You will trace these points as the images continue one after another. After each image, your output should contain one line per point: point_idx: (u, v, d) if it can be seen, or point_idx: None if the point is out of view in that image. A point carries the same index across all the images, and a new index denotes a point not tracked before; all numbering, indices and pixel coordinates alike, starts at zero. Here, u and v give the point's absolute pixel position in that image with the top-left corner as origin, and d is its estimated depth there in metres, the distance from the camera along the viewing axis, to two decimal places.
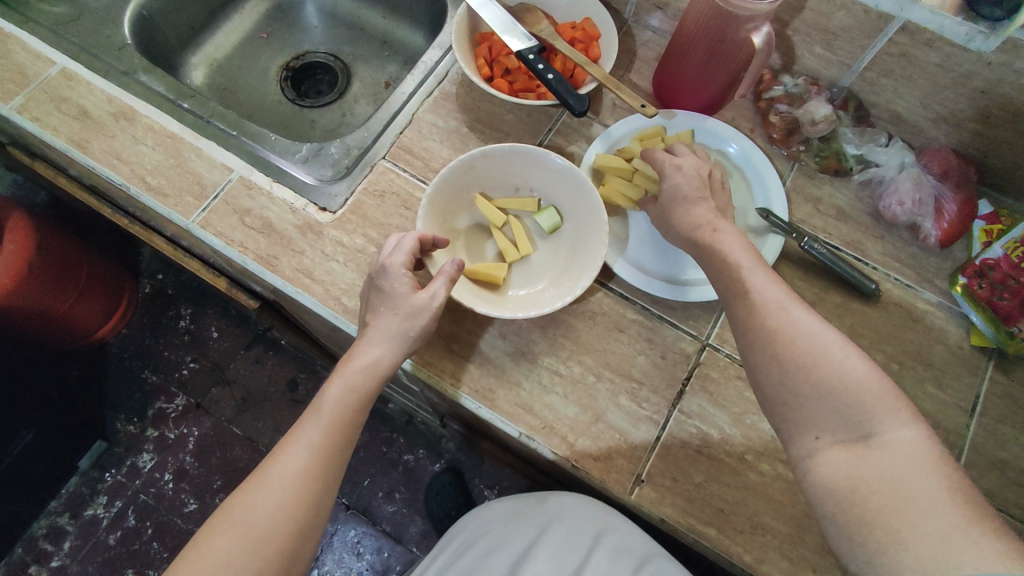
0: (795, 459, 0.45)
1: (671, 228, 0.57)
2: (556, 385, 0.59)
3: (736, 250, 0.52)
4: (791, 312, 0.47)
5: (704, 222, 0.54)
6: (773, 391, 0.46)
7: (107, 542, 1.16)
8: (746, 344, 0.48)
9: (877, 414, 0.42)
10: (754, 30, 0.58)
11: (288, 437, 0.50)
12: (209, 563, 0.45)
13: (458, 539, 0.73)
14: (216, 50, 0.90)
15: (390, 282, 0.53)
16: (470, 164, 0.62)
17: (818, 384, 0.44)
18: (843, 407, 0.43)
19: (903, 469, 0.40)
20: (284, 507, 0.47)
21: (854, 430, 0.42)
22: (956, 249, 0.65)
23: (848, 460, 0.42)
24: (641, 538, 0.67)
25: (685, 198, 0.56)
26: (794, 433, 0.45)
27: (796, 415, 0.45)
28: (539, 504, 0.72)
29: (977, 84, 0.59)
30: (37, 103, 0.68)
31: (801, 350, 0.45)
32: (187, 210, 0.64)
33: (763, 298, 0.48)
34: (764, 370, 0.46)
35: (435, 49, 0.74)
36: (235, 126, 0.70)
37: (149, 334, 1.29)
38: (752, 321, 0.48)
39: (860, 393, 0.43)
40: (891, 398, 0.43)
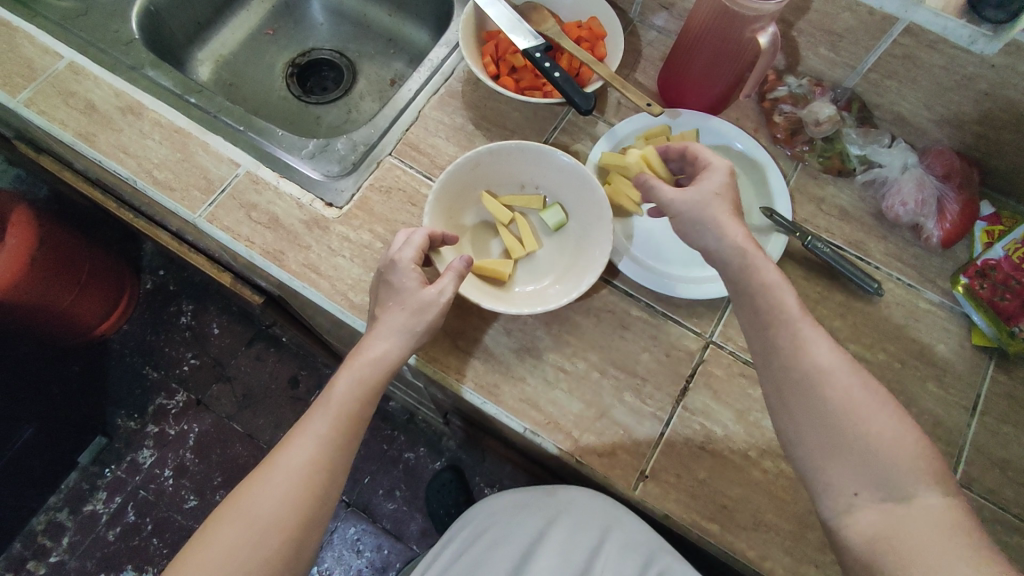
0: (826, 511, 0.45)
1: (705, 227, 0.52)
2: (561, 381, 0.59)
3: (777, 281, 0.50)
4: (832, 358, 0.46)
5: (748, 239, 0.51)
6: (809, 438, 0.45)
7: (107, 537, 1.16)
8: (781, 389, 0.47)
9: (915, 477, 0.42)
10: (761, 30, 0.58)
11: (296, 429, 0.51)
12: (216, 553, 0.45)
13: (465, 531, 0.73)
14: (222, 46, 0.90)
15: (399, 277, 0.53)
16: (477, 161, 0.62)
17: (858, 439, 0.44)
18: (882, 466, 0.43)
19: (944, 535, 0.40)
20: (291, 499, 0.47)
21: (894, 491, 0.42)
22: (958, 249, 0.66)
23: (888, 520, 0.42)
24: (648, 534, 0.67)
25: (732, 203, 0.53)
26: (830, 486, 0.44)
27: (832, 468, 0.44)
28: (547, 496, 0.71)
29: (981, 86, 0.60)
30: (44, 97, 0.68)
31: (843, 403, 0.45)
32: (194, 204, 0.65)
33: (804, 342, 0.47)
34: (799, 413, 0.46)
35: (442, 47, 0.75)
36: (242, 121, 0.70)
37: (150, 330, 1.29)
38: (790, 360, 0.47)
39: (898, 452, 0.43)
40: (926, 460, 0.43)
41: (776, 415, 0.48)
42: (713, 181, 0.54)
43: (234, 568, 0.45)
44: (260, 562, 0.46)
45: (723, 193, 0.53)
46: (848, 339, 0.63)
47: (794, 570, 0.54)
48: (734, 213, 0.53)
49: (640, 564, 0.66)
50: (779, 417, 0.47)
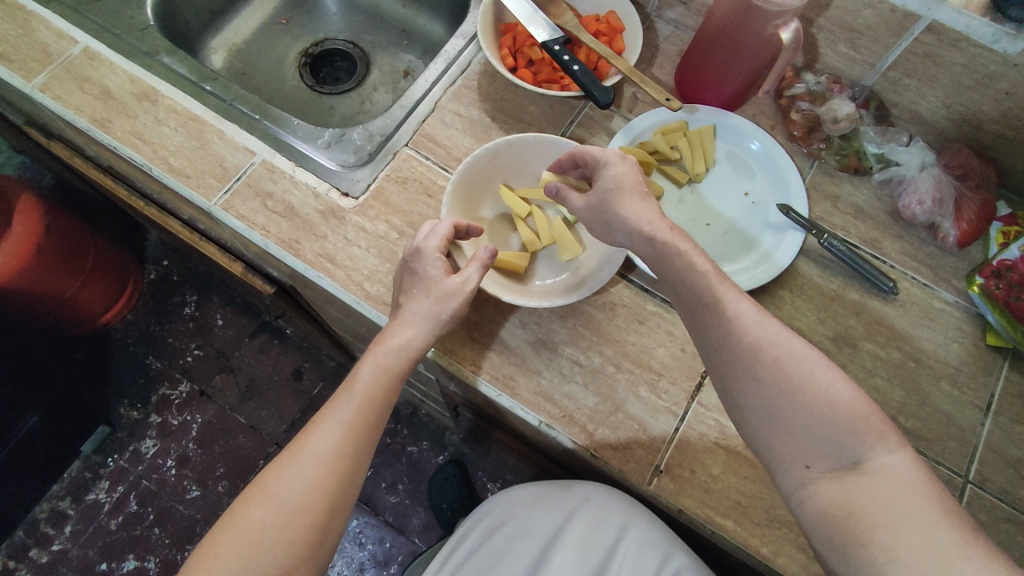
0: (786, 490, 0.45)
1: (612, 222, 0.54)
2: (576, 374, 0.59)
3: (695, 255, 0.50)
4: (767, 330, 0.47)
5: (659, 220, 0.52)
6: (754, 418, 0.46)
7: (109, 526, 1.16)
8: (728, 375, 0.47)
9: (864, 439, 0.43)
10: (783, 26, 0.58)
11: (320, 414, 0.50)
12: (243, 535, 0.46)
13: (484, 522, 0.74)
14: (235, 34, 0.90)
15: (424, 265, 0.53)
16: (495, 152, 0.63)
17: (804, 406, 0.44)
18: (828, 434, 0.43)
19: (895, 494, 0.40)
20: (316, 483, 0.47)
21: (841, 457, 0.43)
22: (973, 249, 0.66)
23: (840, 488, 0.42)
24: (665, 532, 0.67)
25: (630, 189, 0.54)
26: (784, 463, 0.45)
27: (779, 445, 0.45)
28: (564, 491, 0.71)
29: (1002, 85, 0.60)
30: (59, 81, 0.68)
31: (784, 373, 0.45)
32: (209, 192, 0.64)
33: (738, 316, 0.47)
34: (744, 394, 0.47)
35: (458, 39, 0.74)
36: (257, 109, 0.69)
37: (154, 320, 1.29)
38: (728, 339, 0.47)
39: (845, 416, 0.43)
40: (879, 422, 0.43)
41: (728, 402, 0.48)
42: (606, 177, 0.55)
43: (261, 550, 0.45)
44: (287, 546, 0.46)
45: (617, 185, 0.54)
46: (862, 338, 0.63)
47: (807, 567, 0.54)
48: (637, 198, 0.53)
49: (656, 561, 0.65)
50: (728, 402, 0.48)
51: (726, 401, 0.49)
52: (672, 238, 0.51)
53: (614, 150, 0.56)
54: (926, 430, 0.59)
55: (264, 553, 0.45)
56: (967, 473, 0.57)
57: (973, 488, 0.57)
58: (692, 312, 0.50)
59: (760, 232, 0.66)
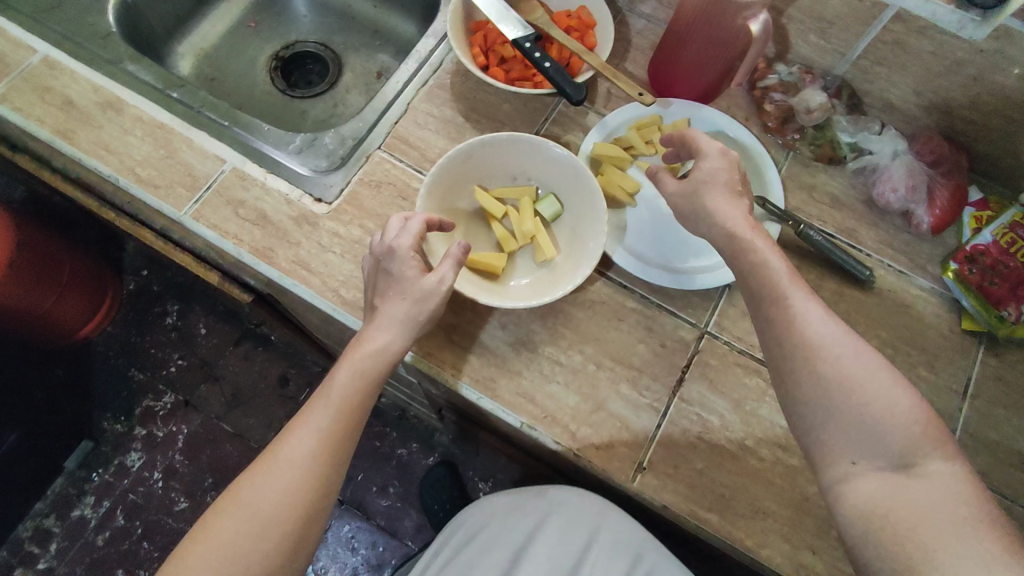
0: (826, 482, 0.44)
1: (696, 217, 0.53)
2: (557, 374, 0.59)
3: (772, 255, 0.48)
4: (834, 332, 0.45)
5: (740, 217, 0.51)
6: (811, 411, 0.44)
7: (96, 542, 1.14)
8: (784, 365, 0.46)
9: (917, 446, 0.42)
10: (753, 17, 0.59)
11: (295, 421, 0.50)
12: (216, 545, 0.45)
13: (456, 536, 0.72)
14: (202, 39, 0.88)
15: (398, 265, 0.53)
16: (469, 153, 0.62)
17: (861, 408, 0.43)
18: (884, 435, 0.42)
19: (942, 500, 0.40)
20: (290, 492, 0.47)
21: (893, 459, 0.42)
22: (948, 235, 0.66)
23: (886, 488, 0.42)
24: (637, 533, 0.68)
25: (720, 188, 0.52)
26: (831, 458, 0.44)
27: (834, 438, 0.44)
28: (537, 497, 0.72)
29: (969, 71, 0.60)
30: (19, 93, 0.66)
31: (845, 374, 0.43)
32: (179, 202, 0.63)
33: (806, 314, 0.45)
34: (803, 386, 0.44)
35: (429, 38, 0.73)
36: (227, 116, 0.68)
37: (135, 332, 1.27)
38: (789, 333, 0.45)
39: (902, 423, 0.43)
40: (933, 432, 0.43)
41: (779, 392, 0.47)
42: (704, 168, 0.54)
43: (234, 561, 0.45)
44: (262, 556, 0.45)
45: (714, 180, 0.53)
46: None
47: (792, 557, 0.54)
48: (721, 195, 0.52)
49: (628, 563, 0.66)
50: (783, 390, 0.46)
51: (778, 391, 0.47)
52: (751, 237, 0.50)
53: (716, 141, 0.55)
54: None
55: (238, 564, 0.45)
56: None
57: None
58: (756, 305, 0.48)
59: None
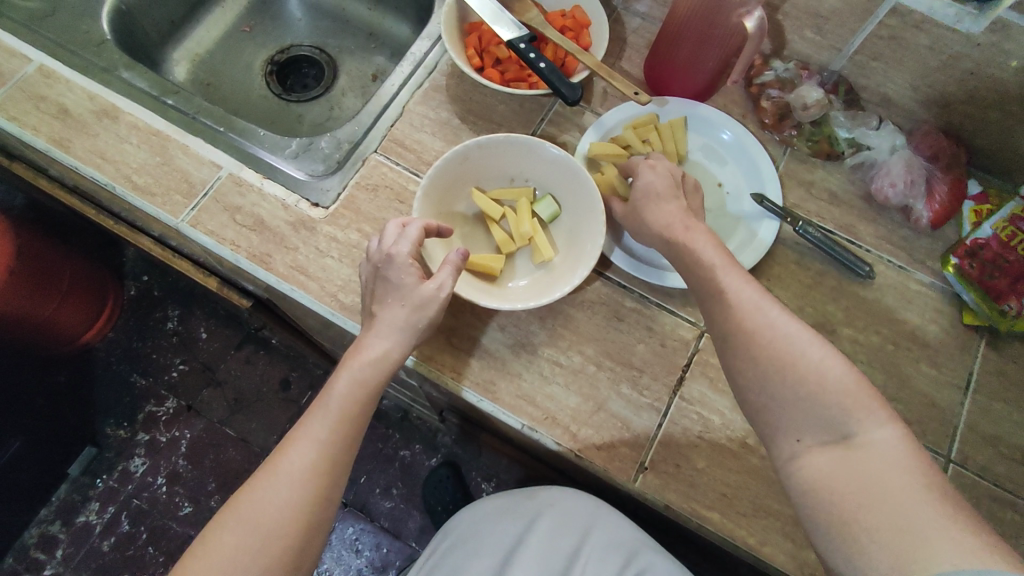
0: (778, 463, 0.46)
1: (642, 227, 0.57)
2: (557, 375, 0.59)
3: (708, 249, 0.52)
4: (767, 312, 0.47)
5: (677, 220, 0.54)
6: (753, 394, 0.46)
7: (102, 548, 1.15)
8: (727, 352, 0.48)
9: (855, 414, 0.43)
10: (748, 15, 0.58)
11: (294, 431, 0.50)
12: (217, 559, 0.45)
13: (449, 539, 0.72)
14: (197, 45, 0.88)
15: (397, 272, 0.53)
16: (465, 155, 0.61)
17: (798, 383, 0.44)
18: (821, 408, 0.43)
19: (880, 469, 0.41)
20: (291, 504, 0.47)
21: (833, 431, 0.43)
22: (947, 229, 0.66)
23: (829, 463, 0.42)
24: (629, 532, 0.69)
25: (658, 195, 0.56)
26: (778, 437, 0.45)
27: (777, 417, 0.45)
28: (527, 500, 0.72)
29: (966, 65, 0.59)
30: (14, 102, 0.66)
31: (779, 352, 0.45)
32: (176, 208, 0.63)
33: (740, 300, 0.48)
34: (743, 370, 0.47)
35: (424, 40, 0.73)
36: (222, 121, 0.68)
37: (136, 338, 1.27)
38: (729, 322, 0.48)
39: (837, 393, 0.44)
40: (868, 397, 0.44)
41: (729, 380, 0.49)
42: (639, 184, 0.58)
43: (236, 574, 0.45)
44: (262, 568, 0.45)
45: (647, 192, 0.57)
46: (842, 323, 0.63)
47: (794, 555, 0.54)
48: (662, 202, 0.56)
49: (621, 561, 0.66)
50: (728, 378, 0.49)
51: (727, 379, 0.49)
52: (690, 237, 0.53)
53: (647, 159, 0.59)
54: (907, 412, 0.59)
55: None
56: (949, 453, 0.58)
57: (956, 467, 0.57)
58: (703, 299, 0.51)
59: (735, 223, 0.66)
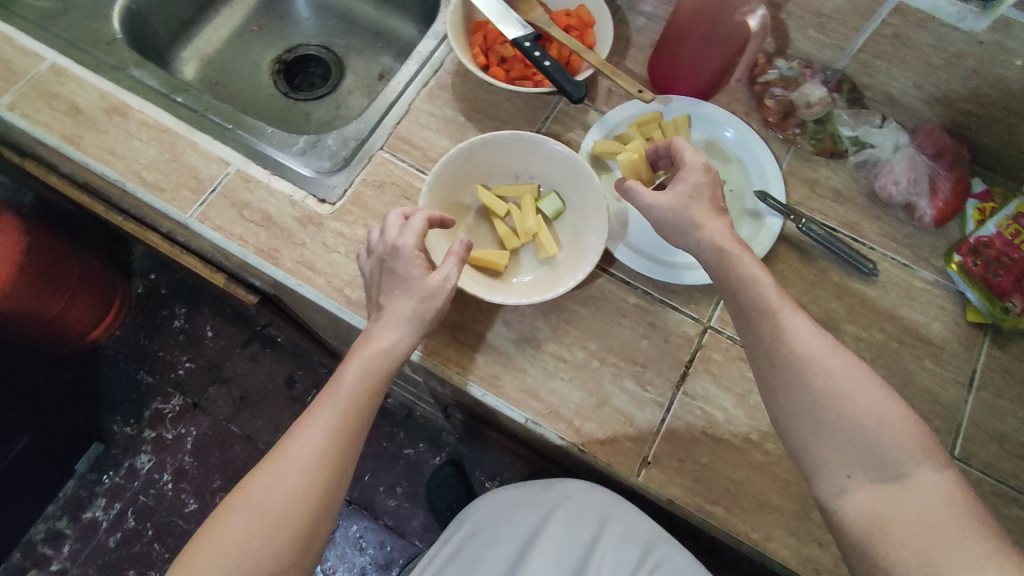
0: (823, 497, 0.45)
1: (686, 230, 0.53)
2: (561, 370, 0.60)
3: (757, 270, 0.51)
4: (819, 342, 0.47)
5: (725, 234, 0.53)
6: (802, 421, 0.46)
7: (108, 544, 1.16)
8: (775, 383, 0.47)
9: (908, 453, 0.43)
10: (751, 13, 0.59)
11: (305, 419, 0.50)
12: (227, 542, 0.46)
13: (464, 528, 0.72)
14: (206, 44, 0.89)
15: (403, 264, 0.53)
16: (470, 152, 0.62)
17: (852, 417, 0.44)
18: (874, 445, 0.43)
19: (934, 508, 0.41)
20: (301, 490, 0.47)
21: (886, 469, 0.43)
22: (951, 227, 0.66)
23: (880, 500, 0.42)
24: (645, 524, 0.69)
25: (711, 202, 0.54)
26: (824, 471, 0.45)
27: (827, 452, 0.45)
28: (543, 491, 0.72)
29: (970, 63, 0.60)
30: (27, 99, 0.67)
31: (832, 386, 0.45)
32: (185, 204, 0.64)
33: (790, 331, 0.48)
34: (790, 401, 0.46)
35: (430, 39, 0.74)
36: (230, 119, 0.69)
37: (143, 335, 1.28)
38: (779, 352, 0.47)
39: (891, 432, 0.44)
40: (917, 436, 0.44)
41: (774, 410, 0.48)
42: (687, 179, 0.54)
43: (244, 557, 0.45)
44: (272, 553, 0.46)
45: (698, 194, 0.54)
46: (845, 320, 0.63)
47: (798, 551, 0.54)
48: (712, 212, 0.53)
49: (637, 554, 0.67)
50: (772, 403, 0.48)
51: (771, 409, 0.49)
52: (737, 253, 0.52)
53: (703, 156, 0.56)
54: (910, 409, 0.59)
55: (248, 559, 0.45)
56: (953, 450, 0.58)
57: (959, 464, 0.57)
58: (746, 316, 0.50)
59: (739, 220, 0.66)
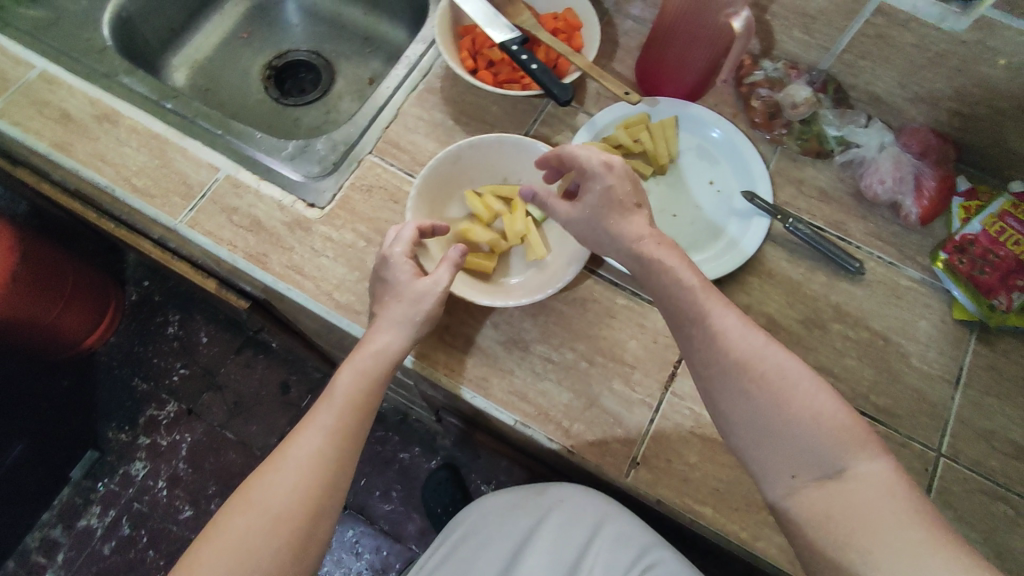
0: (772, 499, 0.45)
1: (606, 236, 0.55)
2: (549, 372, 0.60)
3: (681, 269, 0.51)
4: (754, 344, 0.46)
5: (648, 235, 0.53)
6: (742, 428, 0.46)
7: (103, 551, 1.15)
8: (713, 385, 0.47)
9: (847, 447, 0.43)
10: (734, 14, 0.58)
11: (304, 422, 0.51)
12: (227, 543, 0.45)
13: (458, 531, 0.72)
14: (197, 51, 0.89)
15: (393, 271, 0.54)
16: (458, 155, 0.63)
17: (790, 420, 0.44)
18: (812, 443, 0.43)
19: (874, 500, 0.41)
20: (300, 489, 0.47)
21: (825, 465, 0.43)
22: (936, 226, 0.67)
23: (821, 497, 0.42)
24: (638, 529, 0.68)
25: (619, 204, 0.54)
26: (768, 472, 0.45)
27: (767, 453, 0.45)
28: (537, 496, 0.72)
29: (953, 62, 0.60)
30: (17, 107, 0.68)
31: (769, 386, 0.45)
32: (174, 210, 0.64)
33: (724, 331, 0.47)
34: (731, 404, 0.46)
35: (419, 43, 0.74)
36: (220, 124, 0.69)
37: (138, 342, 1.28)
38: (715, 354, 0.47)
39: (830, 426, 0.44)
40: (861, 430, 0.44)
41: (713, 411, 0.48)
42: (593, 190, 0.55)
43: (245, 557, 0.45)
44: (273, 552, 0.45)
45: (606, 200, 0.55)
46: (832, 319, 0.63)
47: (785, 550, 0.55)
48: (626, 214, 0.54)
49: (631, 557, 0.67)
50: (712, 408, 0.48)
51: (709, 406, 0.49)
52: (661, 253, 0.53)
53: (600, 155, 0.55)
54: (898, 407, 0.60)
55: (248, 560, 0.45)
56: (940, 448, 0.58)
57: (946, 461, 0.58)
58: (679, 323, 0.50)
59: (727, 220, 0.66)
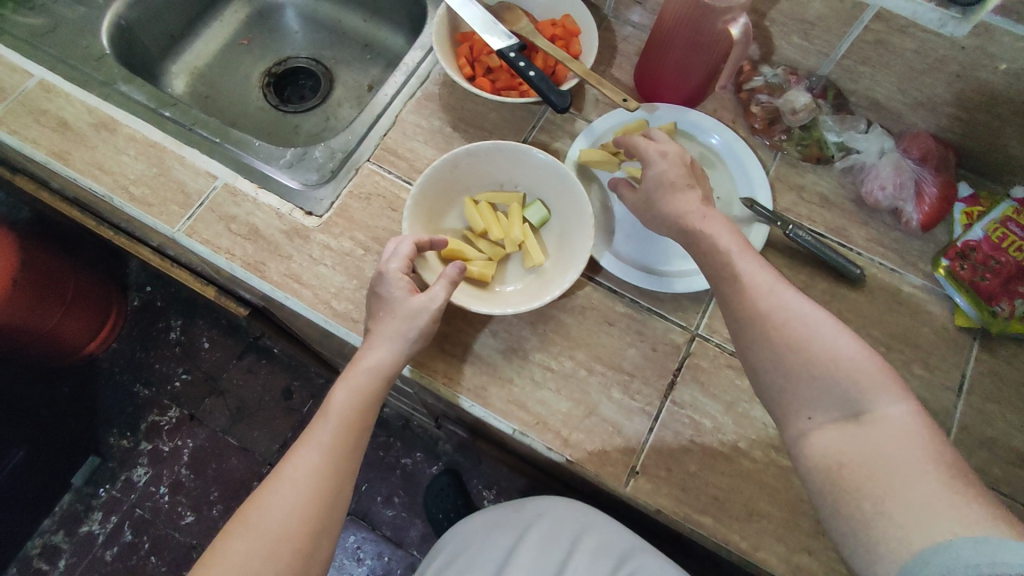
0: (790, 443, 0.46)
1: (657, 216, 0.56)
2: (548, 380, 0.59)
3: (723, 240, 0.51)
4: (784, 295, 0.47)
5: (695, 208, 0.53)
6: (766, 374, 0.47)
7: (104, 558, 1.15)
8: (742, 333, 0.48)
9: (869, 391, 0.43)
10: (731, 21, 0.58)
11: (299, 441, 0.51)
12: (227, 568, 0.45)
13: (439, 557, 0.72)
14: (195, 58, 0.89)
15: (389, 287, 0.53)
16: (455, 162, 0.62)
17: (811, 368, 0.45)
18: (834, 387, 0.44)
19: (892, 442, 0.41)
20: (298, 510, 0.47)
21: (846, 408, 0.43)
22: (938, 232, 0.66)
23: (838, 437, 0.43)
24: (619, 536, 0.69)
25: (673, 184, 0.54)
26: (789, 414, 0.46)
27: (790, 398, 0.46)
28: (518, 511, 0.72)
29: (953, 68, 0.60)
30: (15, 116, 0.68)
31: (792, 334, 0.46)
32: (172, 218, 0.64)
33: (753, 283, 0.49)
34: (757, 354, 0.47)
35: (418, 50, 0.74)
36: (218, 133, 0.69)
37: (139, 348, 1.28)
38: (744, 309, 0.48)
39: (853, 372, 0.44)
40: (884, 376, 0.44)
41: (744, 362, 0.49)
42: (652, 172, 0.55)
43: None
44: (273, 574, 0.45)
45: (663, 181, 0.55)
46: None
47: (786, 560, 0.54)
48: (676, 190, 0.54)
49: (613, 564, 0.66)
50: (745, 362, 0.49)
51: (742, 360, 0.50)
52: (706, 229, 0.52)
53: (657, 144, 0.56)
54: None
55: None
56: None
57: None
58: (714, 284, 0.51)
59: None
